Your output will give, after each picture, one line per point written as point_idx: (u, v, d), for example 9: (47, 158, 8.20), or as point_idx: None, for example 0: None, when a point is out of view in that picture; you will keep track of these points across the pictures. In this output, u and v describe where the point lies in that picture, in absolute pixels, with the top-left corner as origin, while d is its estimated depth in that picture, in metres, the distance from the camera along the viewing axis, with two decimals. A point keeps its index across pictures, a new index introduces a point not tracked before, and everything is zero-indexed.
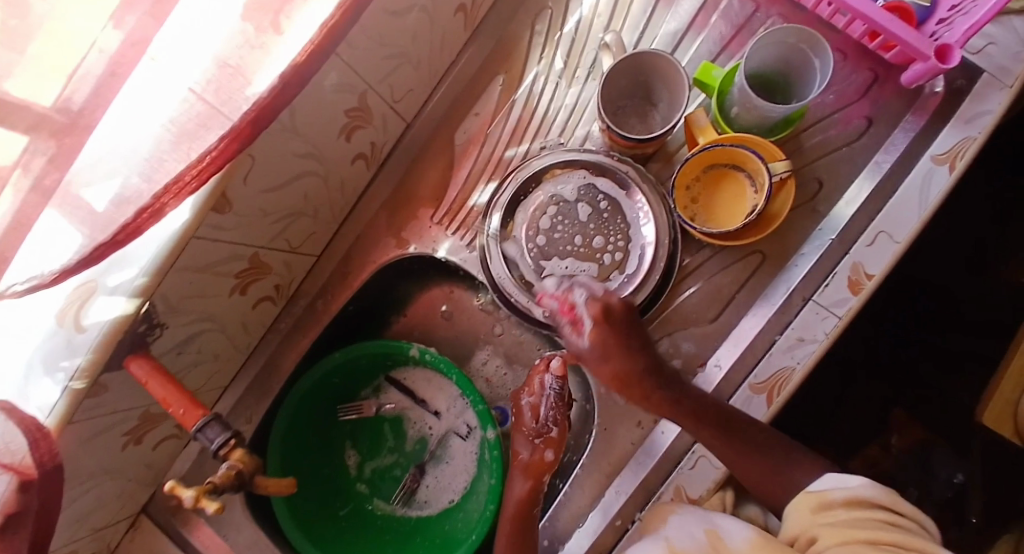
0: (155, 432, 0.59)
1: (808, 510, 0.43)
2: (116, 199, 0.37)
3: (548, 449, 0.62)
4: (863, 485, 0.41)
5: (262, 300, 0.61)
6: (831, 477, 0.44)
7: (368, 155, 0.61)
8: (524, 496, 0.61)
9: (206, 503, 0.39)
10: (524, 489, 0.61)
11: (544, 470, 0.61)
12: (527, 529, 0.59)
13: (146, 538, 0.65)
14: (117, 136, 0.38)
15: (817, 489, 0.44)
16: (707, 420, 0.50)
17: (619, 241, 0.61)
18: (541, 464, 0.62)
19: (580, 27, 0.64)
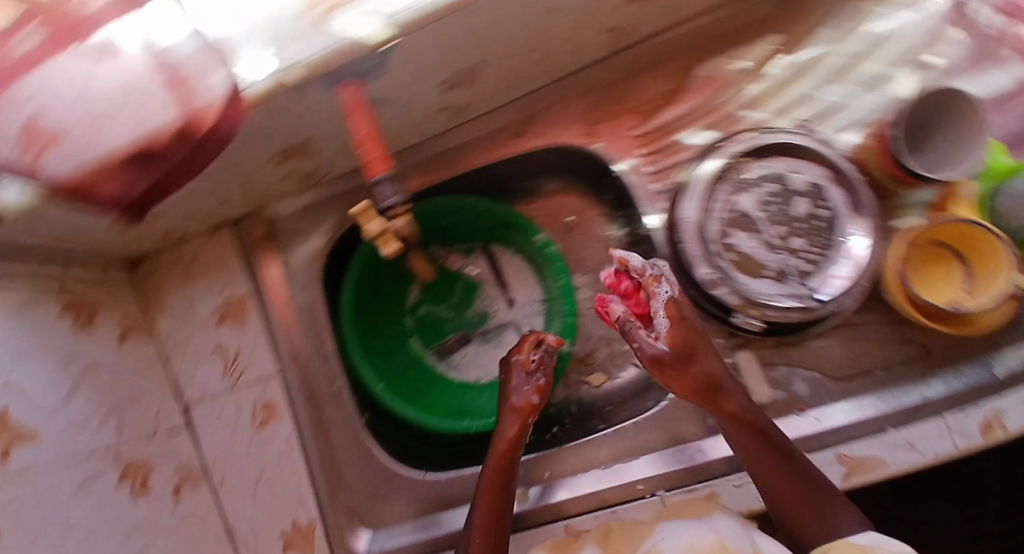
0: (297, 163, 0.56)
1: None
2: None
3: (536, 394, 0.60)
4: (902, 553, 0.38)
5: (442, 109, 0.55)
6: (876, 538, 0.40)
7: (621, 31, 0.53)
8: (514, 437, 0.58)
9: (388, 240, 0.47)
10: (512, 432, 0.59)
11: (531, 414, 0.60)
12: (507, 469, 0.57)
13: (220, 248, 0.64)
14: None
15: (857, 542, 0.40)
16: (743, 426, 0.47)
17: (816, 256, 0.50)
18: (529, 408, 0.59)
19: (908, 27, 0.52)
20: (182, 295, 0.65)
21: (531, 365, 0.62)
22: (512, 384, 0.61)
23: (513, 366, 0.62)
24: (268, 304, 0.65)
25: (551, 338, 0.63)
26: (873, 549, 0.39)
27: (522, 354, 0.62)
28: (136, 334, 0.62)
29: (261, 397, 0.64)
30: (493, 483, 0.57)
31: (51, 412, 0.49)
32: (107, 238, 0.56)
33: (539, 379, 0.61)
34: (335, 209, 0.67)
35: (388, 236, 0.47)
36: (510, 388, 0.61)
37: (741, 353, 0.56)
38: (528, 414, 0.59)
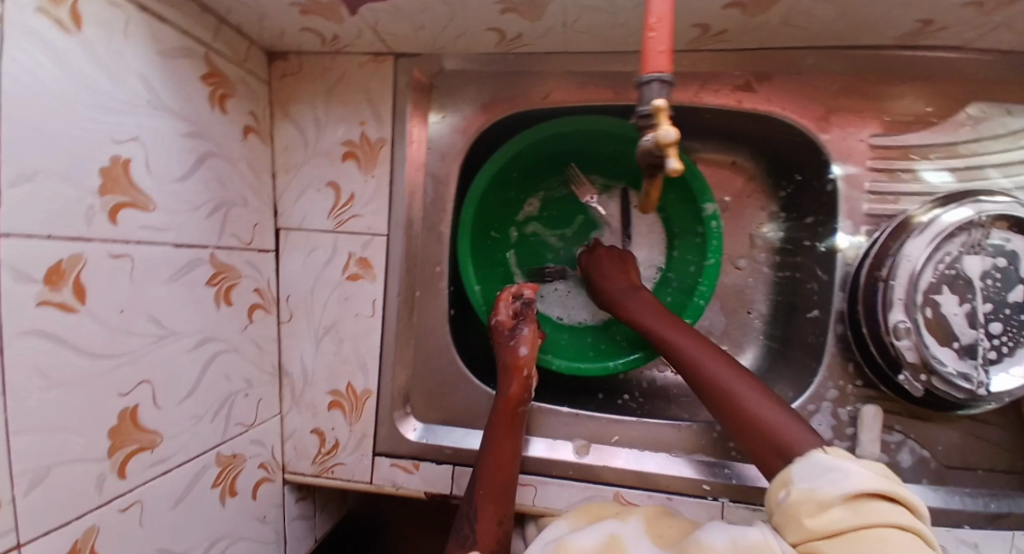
0: (517, 22, 0.49)
1: (803, 514, 0.36)
2: None
3: (524, 345, 0.56)
4: (855, 475, 0.35)
5: (700, 28, 0.48)
6: (817, 468, 0.37)
7: (928, 27, 0.46)
8: (515, 393, 0.54)
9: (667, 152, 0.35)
10: (511, 389, 0.54)
11: (529, 366, 0.55)
12: (512, 427, 0.53)
13: (377, 78, 0.58)
14: None
15: (807, 487, 0.37)
16: (697, 380, 0.49)
17: (1006, 345, 0.47)
18: (524, 362, 0.55)
19: None
20: (315, 112, 0.59)
21: (512, 321, 0.58)
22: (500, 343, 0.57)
23: (499, 322, 0.58)
24: (400, 158, 0.59)
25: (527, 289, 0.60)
26: (825, 490, 0.36)
27: (500, 314, 0.58)
28: (256, 132, 0.56)
29: (360, 251, 0.59)
30: (504, 443, 0.52)
31: (170, 181, 0.44)
32: (279, 14, 0.49)
33: (523, 330, 0.57)
34: (507, 86, 0.59)
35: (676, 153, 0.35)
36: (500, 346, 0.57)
37: (869, 407, 0.52)
38: (525, 370, 0.55)
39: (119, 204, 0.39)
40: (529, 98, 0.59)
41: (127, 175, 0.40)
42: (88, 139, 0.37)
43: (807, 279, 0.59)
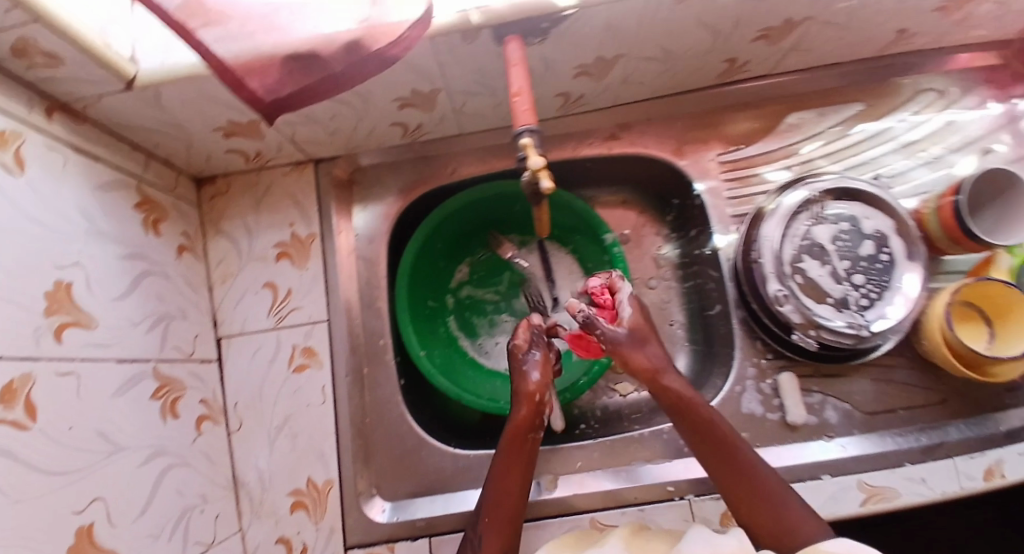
0: (413, 113, 0.59)
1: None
2: None
3: (536, 370, 0.58)
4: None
5: (562, 95, 0.60)
6: (848, 543, 0.37)
7: (735, 65, 0.60)
8: (524, 417, 0.55)
9: (540, 177, 0.44)
10: (522, 413, 0.56)
11: (541, 392, 0.57)
12: (524, 450, 0.54)
13: (298, 183, 0.65)
14: None
15: (831, 552, 0.37)
16: (704, 438, 0.53)
17: (874, 292, 0.56)
18: (536, 387, 0.57)
19: (947, 127, 0.65)
20: (244, 222, 0.64)
21: (525, 347, 0.60)
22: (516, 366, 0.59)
23: (516, 346, 0.60)
24: (329, 250, 0.64)
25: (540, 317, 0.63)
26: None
27: (516, 338, 0.60)
28: (190, 250, 0.60)
29: (303, 341, 0.61)
30: (514, 469, 0.52)
31: (109, 300, 0.47)
32: (207, 141, 0.56)
33: (536, 354, 0.59)
34: (418, 172, 0.68)
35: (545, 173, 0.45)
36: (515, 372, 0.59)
37: (784, 375, 0.60)
38: (537, 395, 0.56)
39: (63, 324, 0.41)
40: (439, 176, 0.69)
41: (70, 297, 0.42)
42: (37, 264, 0.40)
43: (706, 280, 0.69)
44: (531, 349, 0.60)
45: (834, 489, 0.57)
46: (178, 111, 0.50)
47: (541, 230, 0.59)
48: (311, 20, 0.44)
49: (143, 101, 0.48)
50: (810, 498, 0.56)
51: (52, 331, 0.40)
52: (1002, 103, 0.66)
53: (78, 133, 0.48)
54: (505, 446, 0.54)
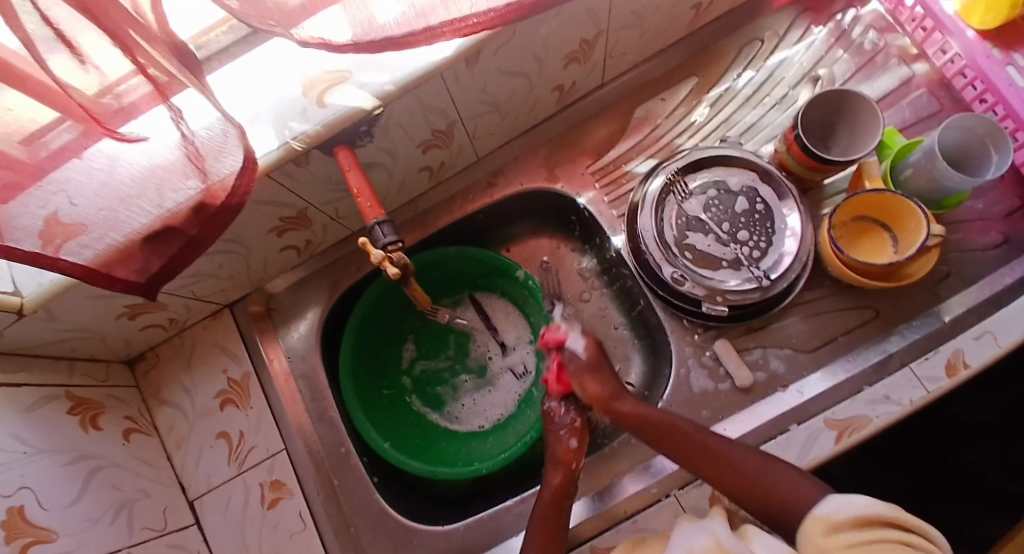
0: (295, 234, 0.63)
1: (819, 534, 0.41)
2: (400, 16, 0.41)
3: (573, 439, 0.62)
4: (868, 504, 0.40)
5: (425, 168, 0.65)
6: (835, 498, 0.42)
7: (564, 89, 0.66)
8: (561, 484, 0.57)
9: (388, 266, 0.49)
10: (558, 478, 0.58)
11: (576, 459, 0.60)
12: (562, 512, 0.55)
13: (221, 330, 0.68)
14: None
15: (823, 512, 0.42)
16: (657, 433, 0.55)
17: (763, 241, 0.59)
18: (572, 454, 0.60)
19: (784, 65, 0.69)
20: (183, 384, 0.66)
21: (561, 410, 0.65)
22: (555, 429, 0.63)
23: (551, 410, 0.65)
24: (270, 381, 0.67)
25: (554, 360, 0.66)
26: (841, 514, 0.41)
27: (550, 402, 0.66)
28: (139, 430, 0.63)
29: (268, 476, 0.62)
30: (551, 531, 0.53)
31: (63, 508, 0.49)
32: (119, 326, 0.60)
33: (565, 421, 0.63)
34: (328, 279, 0.72)
35: (391, 262, 0.49)
36: (552, 437, 0.63)
37: (718, 343, 0.62)
38: (573, 463, 0.59)
39: (26, 545, 0.44)
40: (347, 276, 0.72)
41: (24, 520, 0.45)
42: None
43: (624, 279, 0.71)
44: (566, 412, 0.64)
45: (804, 436, 0.55)
46: (74, 315, 0.53)
47: (422, 304, 0.64)
48: (153, 202, 0.47)
49: (41, 321, 0.51)
50: (782, 453, 0.54)
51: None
52: (825, 25, 0.70)
53: None
54: (544, 513, 0.55)
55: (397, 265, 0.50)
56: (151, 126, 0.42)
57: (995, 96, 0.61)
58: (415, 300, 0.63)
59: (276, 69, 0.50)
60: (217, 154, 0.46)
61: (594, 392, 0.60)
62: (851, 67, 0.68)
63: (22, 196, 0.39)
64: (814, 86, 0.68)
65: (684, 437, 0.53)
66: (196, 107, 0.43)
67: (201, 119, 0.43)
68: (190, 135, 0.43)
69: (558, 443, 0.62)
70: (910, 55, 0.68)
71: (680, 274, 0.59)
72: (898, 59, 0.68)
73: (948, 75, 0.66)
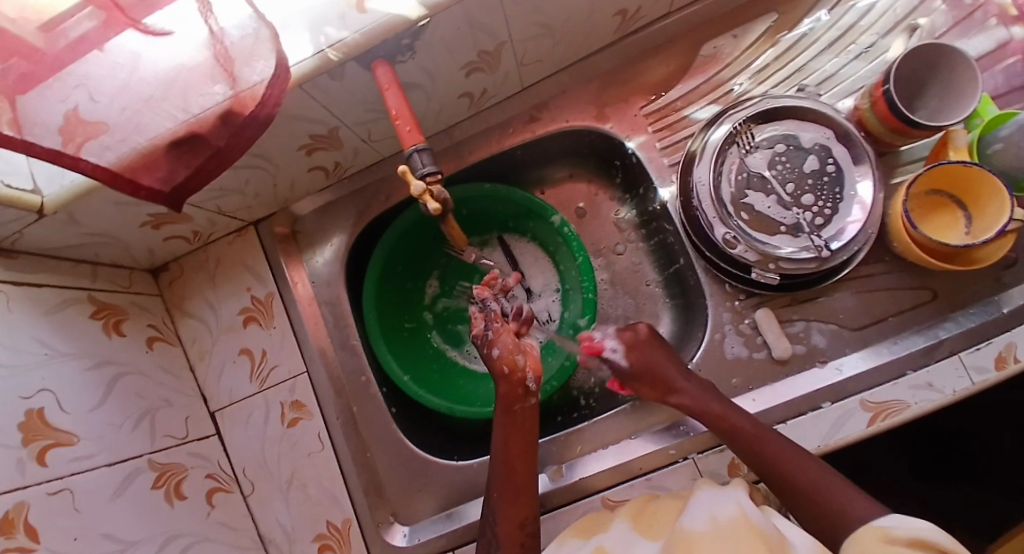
0: (324, 155, 0.59)
1: (868, 543, 0.37)
2: None
3: (496, 346, 0.57)
4: (932, 530, 0.34)
5: (465, 94, 0.60)
6: (899, 517, 0.37)
7: (628, 15, 0.59)
8: (507, 392, 0.55)
9: (428, 201, 0.45)
10: (502, 388, 0.56)
11: (510, 364, 0.56)
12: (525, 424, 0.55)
13: (245, 248, 0.67)
14: None
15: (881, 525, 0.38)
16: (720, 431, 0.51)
17: (828, 207, 0.54)
18: (501, 362, 0.56)
19: (874, 10, 0.61)
20: (206, 298, 0.66)
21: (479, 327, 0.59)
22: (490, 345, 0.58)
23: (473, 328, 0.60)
24: (293, 304, 0.66)
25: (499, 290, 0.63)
26: (898, 530, 0.36)
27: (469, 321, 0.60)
28: (163, 339, 0.63)
29: (289, 396, 0.63)
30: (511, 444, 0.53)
31: (85, 412, 0.50)
32: (143, 235, 0.59)
33: (488, 334, 0.58)
34: (355, 206, 0.69)
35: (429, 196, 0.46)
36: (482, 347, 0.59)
37: (760, 311, 0.59)
38: (509, 368, 0.56)
39: (44, 448, 0.44)
40: (376, 205, 0.69)
41: (44, 423, 0.45)
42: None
43: (665, 234, 0.67)
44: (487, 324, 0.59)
45: (836, 415, 0.54)
46: (97, 220, 0.52)
47: (458, 241, 0.62)
48: (179, 106, 0.43)
49: (63, 224, 0.50)
50: (810, 429, 0.54)
51: (39, 453, 0.44)
52: None
53: (16, 268, 0.50)
54: (502, 422, 0.55)
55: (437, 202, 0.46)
56: (180, 21, 0.41)
57: None
58: (452, 237, 0.61)
59: None
60: (247, 58, 0.42)
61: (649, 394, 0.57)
62: (957, 16, 0.60)
63: (39, 88, 0.38)
64: (914, 34, 0.60)
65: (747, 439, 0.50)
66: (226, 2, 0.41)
67: (231, 16, 0.41)
68: (218, 33, 0.41)
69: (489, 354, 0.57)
70: (1009, 17, 0.59)
71: (733, 235, 0.55)
72: (996, 19, 0.59)
73: None
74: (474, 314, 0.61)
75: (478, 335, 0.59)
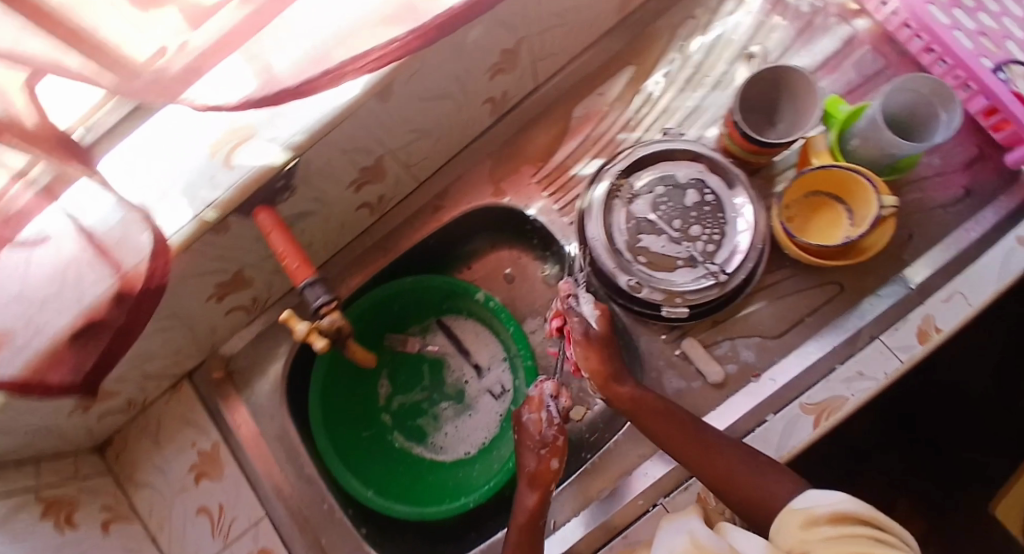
0: (236, 296, 0.60)
1: (796, 528, 0.42)
2: (309, 56, 0.41)
3: (553, 459, 0.60)
4: (843, 499, 0.41)
5: (363, 206, 0.63)
6: (814, 494, 0.43)
7: (497, 100, 0.64)
8: (535, 507, 0.57)
9: (316, 339, 0.48)
10: (532, 500, 0.58)
11: (552, 481, 0.58)
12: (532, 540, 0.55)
13: (182, 404, 0.66)
14: (312, 20, 0.42)
15: (801, 507, 0.43)
16: (655, 423, 0.53)
17: (715, 233, 0.59)
18: (550, 474, 0.58)
19: (720, 41, 0.66)
20: (155, 463, 0.64)
21: (543, 425, 0.62)
22: (526, 451, 0.61)
23: (532, 425, 0.62)
24: (241, 447, 0.65)
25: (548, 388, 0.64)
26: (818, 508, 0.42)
27: (532, 413, 0.62)
28: (115, 519, 0.60)
29: (254, 546, 0.61)
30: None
31: None
32: (73, 422, 0.57)
33: (551, 439, 0.60)
34: (284, 332, 0.69)
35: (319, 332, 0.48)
36: (524, 451, 0.61)
37: (685, 341, 0.62)
38: (547, 482, 0.58)
39: None
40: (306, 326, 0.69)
41: None
42: None
43: None
44: (548, 426, 0.61)
45: (782, 425, 0.54)
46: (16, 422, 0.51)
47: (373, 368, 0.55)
48: (72, 300, 0.43)
49: None
50: (764, 446, 0.54)
51: None
52: None
53: None
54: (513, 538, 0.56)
55: (325, 338, 0.48)
56: (46, 225, 0.40)
57: (943, 50, 0.59)
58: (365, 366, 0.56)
59: (173, 132, 0.46)
60: (122, 244, 0.43)
61: (593, 367, 0.55)
62: (790, 33, 0.65)
63: None
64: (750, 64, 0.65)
65: (685, 432, 0.52)
66: (87, 200, 0.42)
67: (96, 212, 0.42)
68: (88, 230, 0.42)
69: (525, 462, 0.61)
70: (848, 11, 0.66)
71: (637, 282, 0.59)
72: (836, 18, 0.65)
73: (890, 28, 0.64)
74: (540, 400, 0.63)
75: (536, 434, 0.61)
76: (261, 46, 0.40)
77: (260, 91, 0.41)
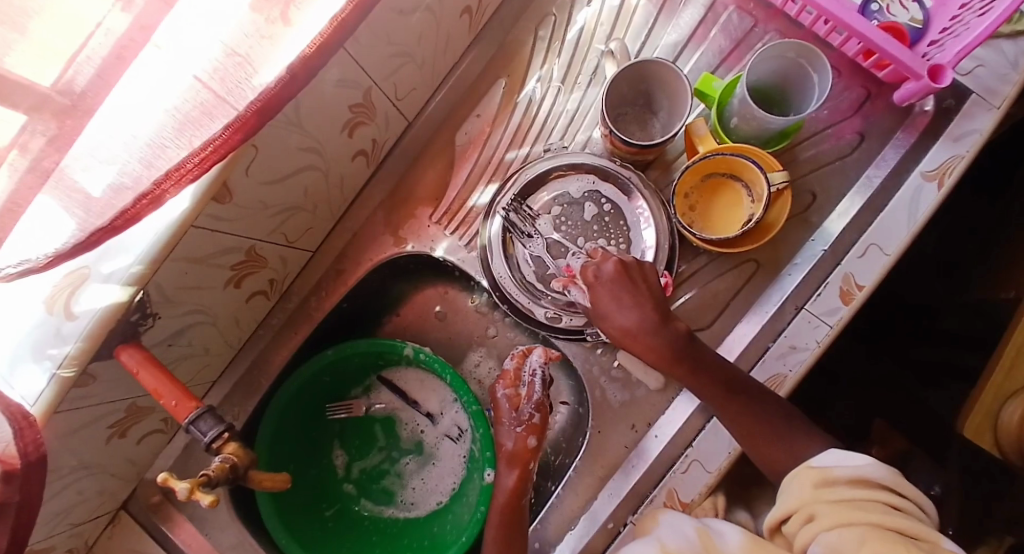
0: (141, 425, 0.57)
1: (810, 486, 0.41)
2: (116, 184, 0.38)
3: (532, 436, 0.60)
4: (869, 465, 0.40)
5: (256, 294, 0.59)
6: (835, 453, 0.42)
7: (369, 151, 0.60)
8: (515, 486, 0.58)
9: (198, 496, 0.37)
10: (512, 479, 0.58)
11: (532, 458, 0.59)
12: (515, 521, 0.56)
13: (126, 536, 0.63)
14: (113, 125, 0.37)
15: (819, 466, 0.42)
16: (700, 375, 0.50)
17: (620, 242, 0.60)
18: (529, 454, 0.59)
19: (584, 34, 0.63)
20: None
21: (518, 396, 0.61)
22: (503, 427, 0.61)
23: (510, 401, 0.61)
24: None
25: (537, 356, 0.61)
26: (837, 470, 0.41)
27: (506, 387, 0.61)
28: None
29: None
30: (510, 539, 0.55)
31: None
32: None
33: (531, 417, 0.60)
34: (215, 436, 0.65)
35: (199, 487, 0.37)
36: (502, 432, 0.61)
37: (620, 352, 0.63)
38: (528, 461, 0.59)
39: None
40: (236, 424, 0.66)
41: None
42: None
43: None
44: (529, 402, 0.61)
45: None
46: None
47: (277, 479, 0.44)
48: None
49: None
50: (716, 442, 0.55)
51: None
52: None
53: None
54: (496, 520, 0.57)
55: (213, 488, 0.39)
56: None
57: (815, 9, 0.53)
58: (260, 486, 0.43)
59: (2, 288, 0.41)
60: None
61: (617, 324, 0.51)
62: (652, 9, 0.62)
63: None
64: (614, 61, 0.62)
65: (731, 390, 0.49)
66: None
67: None
68: None
69: (503, 440, 0.61)
70: None
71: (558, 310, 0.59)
72: None
73: None
74: (517, 374, 0.61)
75: (511, 412, 0.61)
76: (64, 180, 0.36)
77: (73, 238, 0.37)
